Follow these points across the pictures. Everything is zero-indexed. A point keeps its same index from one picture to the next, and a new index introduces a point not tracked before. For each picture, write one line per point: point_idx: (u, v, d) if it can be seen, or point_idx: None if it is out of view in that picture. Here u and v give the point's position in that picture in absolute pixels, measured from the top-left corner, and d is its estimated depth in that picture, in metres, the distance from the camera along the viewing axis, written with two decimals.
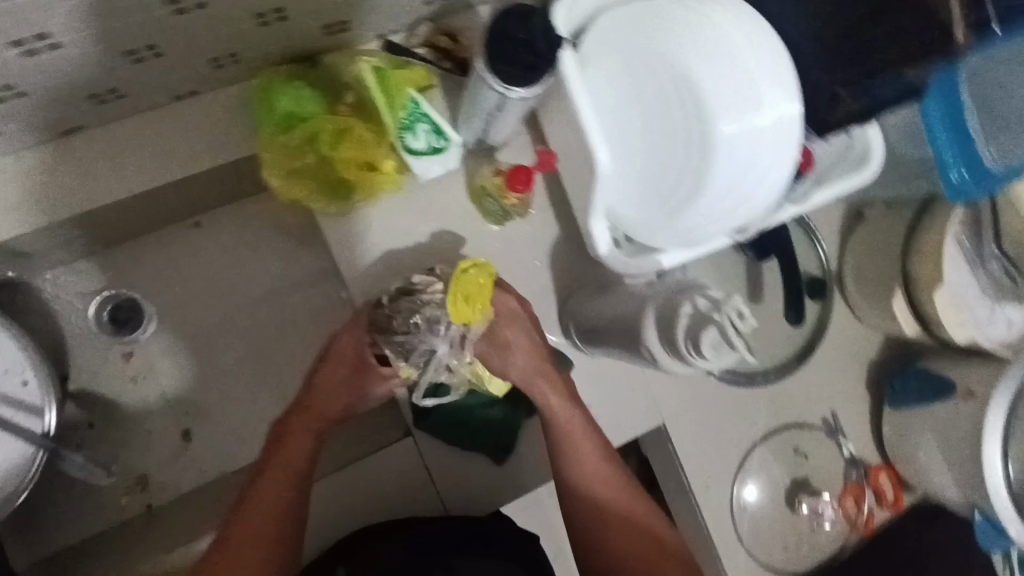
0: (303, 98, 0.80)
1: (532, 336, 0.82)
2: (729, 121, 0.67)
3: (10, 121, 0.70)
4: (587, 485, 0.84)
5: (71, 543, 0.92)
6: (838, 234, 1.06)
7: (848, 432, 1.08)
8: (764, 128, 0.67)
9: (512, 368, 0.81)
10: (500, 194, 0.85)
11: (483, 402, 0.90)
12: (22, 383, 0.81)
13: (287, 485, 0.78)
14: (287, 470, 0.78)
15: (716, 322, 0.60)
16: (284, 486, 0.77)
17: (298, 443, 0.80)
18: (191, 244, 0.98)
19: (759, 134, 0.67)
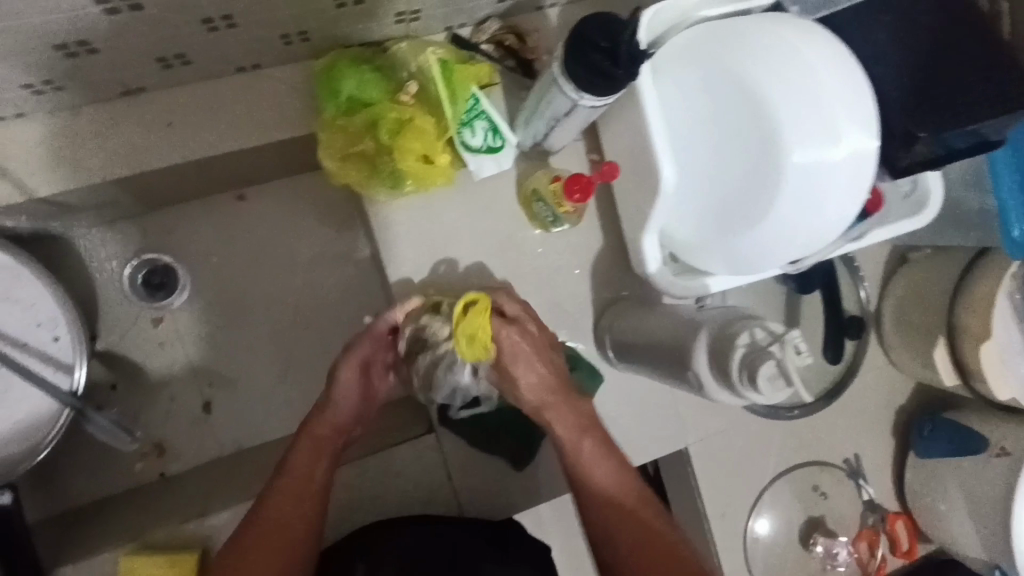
0: (367, 82, 0.79)
1: (545, 355, 0.72)
2: (803, 153, 0.63)
3: (78, 75, 0.70)
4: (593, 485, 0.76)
5: (82, 502, 0.91)
6: (881, 276, 1.05)
7: (870, 475, 1.06)
8: (839, 162, 0.65)
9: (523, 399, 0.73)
10: (555, 202, 0.83)
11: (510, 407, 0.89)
12: (53, 338, 0.81)
13: (302, 499, 0.72)
14: (303, 480, 0.73)
15: (774, 356, 0.59)
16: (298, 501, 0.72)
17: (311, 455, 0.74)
18: (233, 216, 0.98)
19: (832, 169, 0.65)
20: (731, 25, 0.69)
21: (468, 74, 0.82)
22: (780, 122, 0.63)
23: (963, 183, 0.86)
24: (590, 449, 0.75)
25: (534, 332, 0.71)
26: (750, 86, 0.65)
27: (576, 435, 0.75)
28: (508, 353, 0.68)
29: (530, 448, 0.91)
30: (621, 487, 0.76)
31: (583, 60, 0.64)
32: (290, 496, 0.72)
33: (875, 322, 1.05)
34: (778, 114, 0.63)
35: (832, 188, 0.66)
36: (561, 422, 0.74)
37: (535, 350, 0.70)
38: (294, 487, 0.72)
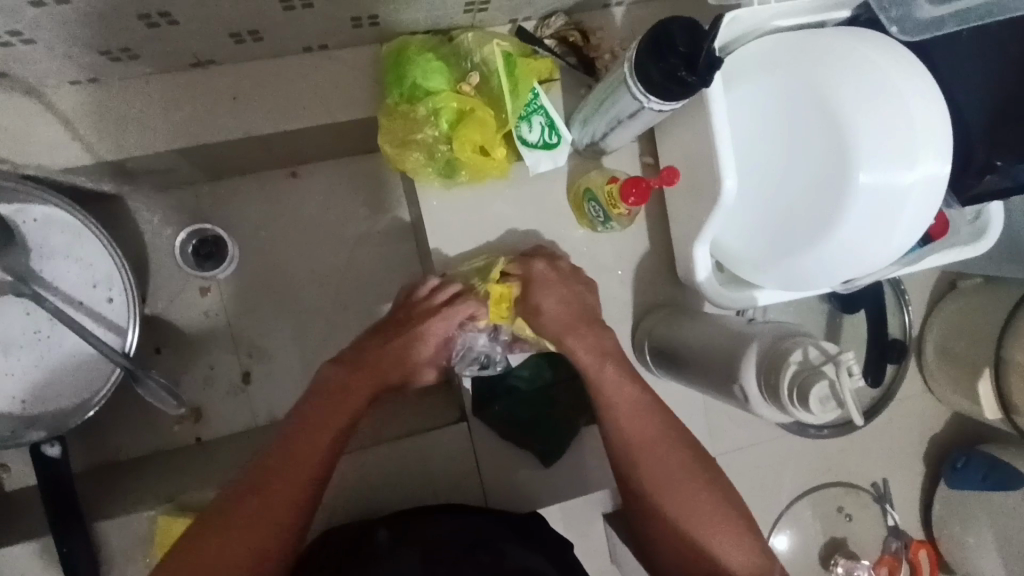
0: (432, 70, 0.80)
1: (567, 290, 0.79)
2: (871, 173, 0.63)
3: (154, 44, 0.71)
4: (618, 423, 0.77)
5: (121, 460, 0.94)
6: (926, 302, 1.04)
7: (896, 502, 1.05)
8: (912, 185, 0.64)
9: (548, 315, 0.78)
10: (608, 203, 0.80)
11: (546, 401, 0.90)
12: (107, 300, 0.84)
13: (320, 450, 0.72)
14: (324, 433, 0.73)
15: (828, 377, 0.57)
16: (324, 445, 0.73)
17: (353, 399, 0.76)
18: (284, 192, 1.00)
19: (902, 191, 0.64)
20: (807, 39, 0.69)
21: (530, 69, 0.82)
22: (854, 139, 0.63)
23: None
24: (613, 378, 0.78)
25: (564, 272, 0.80)
26: (828, 101, 0.64)
27: (597, 364, 0.78)
28: (539, 279, 0.78)
29: (561, 444, 0.91)
30: (648, 419, 0.77)
31: (658, 63, 0.64)
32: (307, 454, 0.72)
33: (916, 348, 1.04)
34: (851, 131, 0.63)
35: (900, 211, 0.65)
36: (580, 346, 0.78)
37: (554, 287, 0.78)
38: (309, 446, 0.72)
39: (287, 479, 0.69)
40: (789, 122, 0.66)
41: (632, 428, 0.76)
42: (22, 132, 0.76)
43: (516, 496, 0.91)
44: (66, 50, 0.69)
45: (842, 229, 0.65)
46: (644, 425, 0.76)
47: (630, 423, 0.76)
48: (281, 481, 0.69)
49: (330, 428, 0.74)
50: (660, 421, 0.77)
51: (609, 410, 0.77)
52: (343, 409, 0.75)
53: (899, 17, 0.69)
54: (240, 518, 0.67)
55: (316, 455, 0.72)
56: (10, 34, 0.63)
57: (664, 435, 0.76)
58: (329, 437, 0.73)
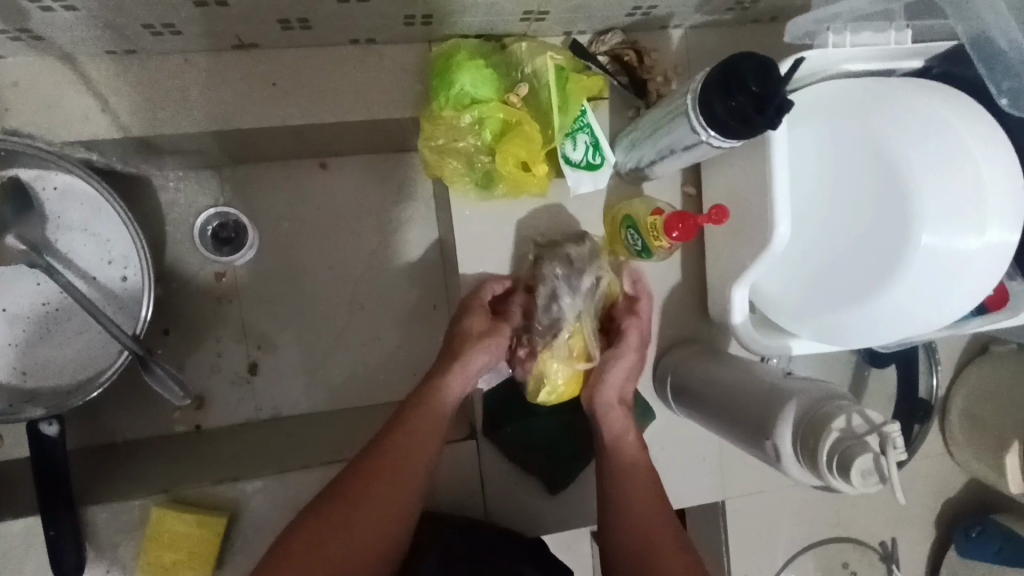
0: (481, 78, 0.76)
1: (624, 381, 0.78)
2: (932, 235, 0.60)
3: (199, 23, 0.68)
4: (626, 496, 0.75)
5: (118, 442, 0.91)
6: (955, 363, 1.01)
7: (903, 563, 1.02)
8: (974, 254, 0.62)
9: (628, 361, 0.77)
10: (650, 235, 0.77)
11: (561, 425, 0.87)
12: (121, 278, 0.81)
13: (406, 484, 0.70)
14: (410, 469, 0.70)
15: (872, 451, 0.54)
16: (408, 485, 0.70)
17: (425, 439, 0.72)
18: (311, 183, 0.97)
19: (967, 256, 0.62)
20: (878, 88, 0.66)
21: (582, 86, 0.79)
22: (922, 200, 0.60)
23: None
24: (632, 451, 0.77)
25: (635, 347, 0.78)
26: (896, 158, 0.61)
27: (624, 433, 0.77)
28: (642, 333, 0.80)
29: (569, 476, 0.87)
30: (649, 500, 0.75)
31: (726, 100, 0.61)
32: (392, 489, 0.69)
33: (940, 409, 1.01)
34: (920, 192, 0.60)
35: (961, 277, 0.63)
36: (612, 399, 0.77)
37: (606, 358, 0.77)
38: (389, 485, 0.69)
39: (372, 515, 0.68)
40: (853, 175, 0.63)
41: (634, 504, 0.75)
42: (52, 99, 0.73)
43: (519, 521, 0.88)
44: (108, 21, 0.66)
45: (897, 290, 0.62)
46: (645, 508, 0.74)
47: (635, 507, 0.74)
48: (366, 520, 0.68)
49: (414, 467, 0.71)
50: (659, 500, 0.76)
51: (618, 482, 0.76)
52: (418, 450, 0.72)
53: (1012, 89, 0.61)
54: (324, 552, 0.66)
55: (400, 495, 0.70)
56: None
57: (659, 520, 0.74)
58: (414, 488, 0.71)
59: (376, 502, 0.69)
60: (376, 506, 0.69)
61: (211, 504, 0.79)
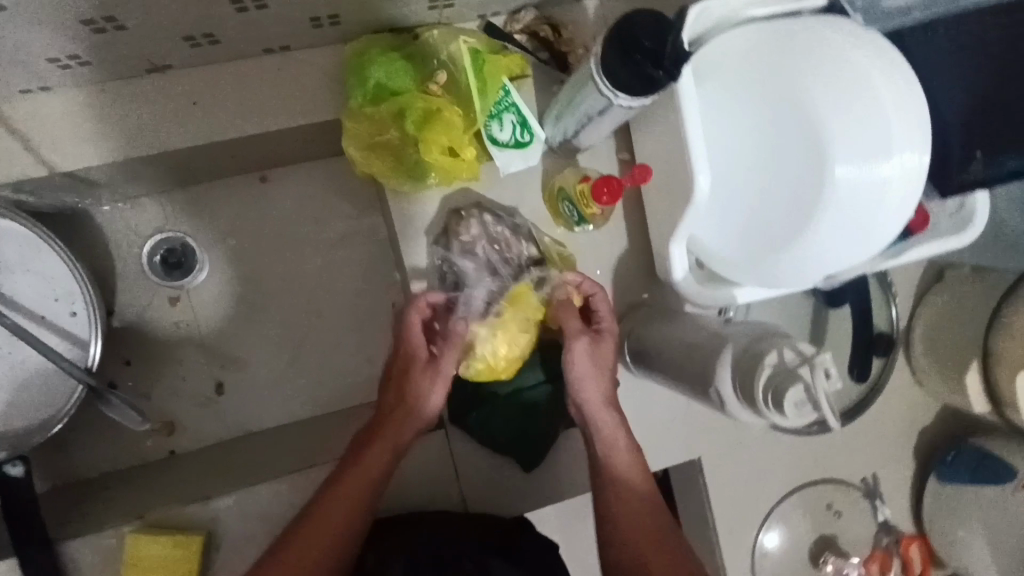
0: (397, 70, 0.77)
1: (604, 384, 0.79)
2: (846, 166, 0.62)
3: (104, 49, 0.68)
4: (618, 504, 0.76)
5: (92, 477, 0.91)
6: (913, 293, 1.02)
7: (886, 496, 1.03)
8: (889, 180, 0.63)
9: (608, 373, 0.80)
10: (581, 204, 0.78)
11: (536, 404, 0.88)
12: (70, 313, 0.81)
13: (355, 501, 0.72)
14: (357, 488, 0.72)
15: (803, 380, 0.55)
16: (355, 500, 0.72)
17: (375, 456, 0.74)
18: (255, 197, 0.97)
19: (882, 183, 0.63)
20: (782, 31, 0.67)
21: (500, 66, 0.80)
22: (832, 136, 0.61)
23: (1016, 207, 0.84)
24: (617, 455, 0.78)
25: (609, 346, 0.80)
26: (801, 96, 0.62)
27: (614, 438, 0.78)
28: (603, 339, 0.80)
29: (540, 450, 0.88)
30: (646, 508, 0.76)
31: (625, 61, 0.61)
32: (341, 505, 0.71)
33: (903, 341, 1.02)
34: (829, 129, 0.61)
35: (880, 204, 0.64)
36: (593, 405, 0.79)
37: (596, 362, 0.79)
38: (337, 500, 0.72)
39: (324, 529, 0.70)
40: (763, 118, 0.65)
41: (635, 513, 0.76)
42: None
43: (497, 504, 0.89)
44: (12, 59, 0.66)
45: (821, 225, 0.64)
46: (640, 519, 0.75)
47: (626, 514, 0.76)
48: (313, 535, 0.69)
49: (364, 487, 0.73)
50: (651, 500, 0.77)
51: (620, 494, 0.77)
52: (369, 469, 0.73)
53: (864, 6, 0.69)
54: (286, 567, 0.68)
55: (347, 512, 0.71)
56: None
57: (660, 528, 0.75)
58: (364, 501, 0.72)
59: (324, 517, 0.70)
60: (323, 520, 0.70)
61: (186, 524, 0.79)
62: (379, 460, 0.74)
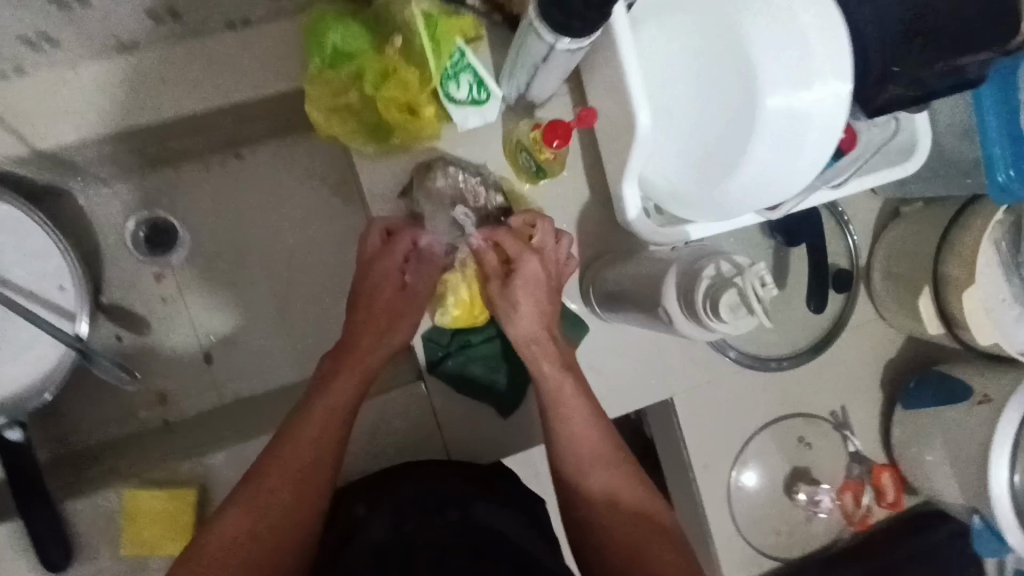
0: (352, 34, 0.82)
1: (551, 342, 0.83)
2: (773, 96, 0.66)
3: (70, 27, 0.72)
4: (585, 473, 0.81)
5: (89, 449, 0.95)
6: (872, 230, 1.06)
7: (856, 428, 1.07)
8: (815, 108, 0.67)
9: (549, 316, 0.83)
10: (536, 150, 0.83)
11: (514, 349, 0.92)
12: (58, 288, 0.85)
13: (319, 446, 0.77)
14: (317, 433, 0.77)
15: (738, 286, 0.60)
16: (318, 444, 0.77)
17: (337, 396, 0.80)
18: (231, 174, 1.01)
19: (809, 111, 0.67)
20: None
21: (452, 28, 0.83)
22: (758, 69, 0.66)
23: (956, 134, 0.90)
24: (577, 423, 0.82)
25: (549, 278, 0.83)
26: (729, 33, 0.67)
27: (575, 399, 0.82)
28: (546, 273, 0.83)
29: (516, 396, 0.92)
30: (602, 465, 0.81)
31: (558, 4, 0.65)
32: (303, 451, 0.76)
33: (864, 278, 1.06)
34: (755, 62, 0.66)
35: (808, 131, 0.68)
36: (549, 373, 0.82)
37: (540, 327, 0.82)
38: (299, 450, 0.76)
39: (288, 472, 0.75)
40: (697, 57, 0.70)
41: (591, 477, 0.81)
42: None
43: (477, 450, 0.93)
44: None
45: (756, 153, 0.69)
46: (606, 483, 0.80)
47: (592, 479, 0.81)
48: (278, 483, 0.74)
49: (324, 436, 0.77)
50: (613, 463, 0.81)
51: (578, 459, 0.81)
52: (329, 414, 0.79)
53: None
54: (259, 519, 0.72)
55: (310, 456, 0.76)
56: None
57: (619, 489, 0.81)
58: (326, 444, 0.77)
59: (288, 463, 0.76)
60: (288, 468, 0.75)
61: (179, 481, 0.84)
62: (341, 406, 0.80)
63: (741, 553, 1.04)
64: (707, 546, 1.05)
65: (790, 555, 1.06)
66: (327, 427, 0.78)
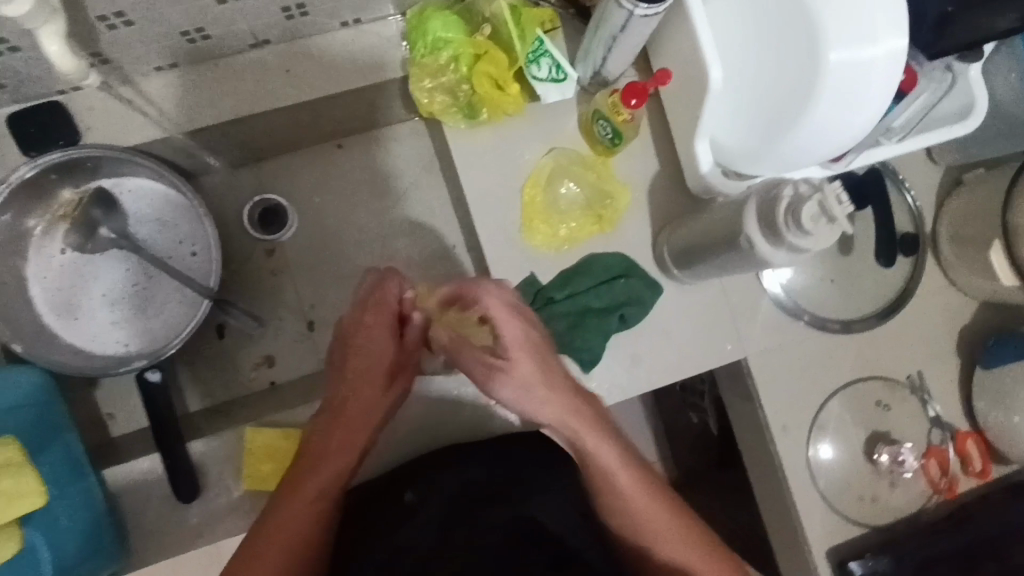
0: (450, 23, 0.93)
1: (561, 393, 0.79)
2: (836, 50, 0.73)
3: (222, 23, 0.86)
4: (633, 517, 0.80)
5: (207, 406, 1.05)
6: (936, 198, 1.09)
7: (935, 394, 1.07)
8: (876, 61, 0.74)
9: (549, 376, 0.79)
10: (614, 113, 0.91)
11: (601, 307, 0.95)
12: (191, 253, 0.98)
13: (307, 509, 0.77)
14: (306, 497, 0.78)
15: (817, 199, 0.65)
16: (310, 505, 0.77)
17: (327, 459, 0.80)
18: (333, 162, 1.13)
19: (869, 63, 0.74)
20: None
21: (532, 17, 0.93)
22: (822, 26, 0.73)
23: (1014, 96, 0.95)
24: (608, 464, 0.80)
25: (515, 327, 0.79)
26: None
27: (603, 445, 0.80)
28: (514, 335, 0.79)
29: (597, 353, 0.96)
30: (648, 512, 0.79)
31: None
32: (285, 520, 0.76)
33: (931, 245, 1.08)
34: (819, 20, 0.73)
35: (868, 83, 0.75)
36: (579, 424, 0.80)
37: (544, 383, 0.78)
38: (287, 519, 0.76)
39: (275, 536, 0.75)
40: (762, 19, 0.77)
41: (647, 526, 0.79)
42: (121, 114, 0.92)
43: None
44: (156, 36, 0.84)
45: (820, 103, 0.76)
46: (662, 527, 0.79)
47: (643, 525, 0.79)
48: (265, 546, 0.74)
49: (308, 498, 0.77)
50: (662, 504, 0.81)
51: (625, 512, 0.80)
52: (310, 478, 0.79)
53: None
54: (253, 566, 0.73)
55: (295, 523, 0.75)
56: (115, 16, 0.77)
57: (671, 527, 0.79)
58: (308, 503, 0.77)
59: (279, 528, 0.75)
60: (276, 535, 0.75)
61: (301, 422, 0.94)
62: (326, 470, 0.80)
63: (823, 518, 1.03)
64: (787, 511, 1.05)
65: (873, 522, 1.05)
66: (317, 495, 0.78)
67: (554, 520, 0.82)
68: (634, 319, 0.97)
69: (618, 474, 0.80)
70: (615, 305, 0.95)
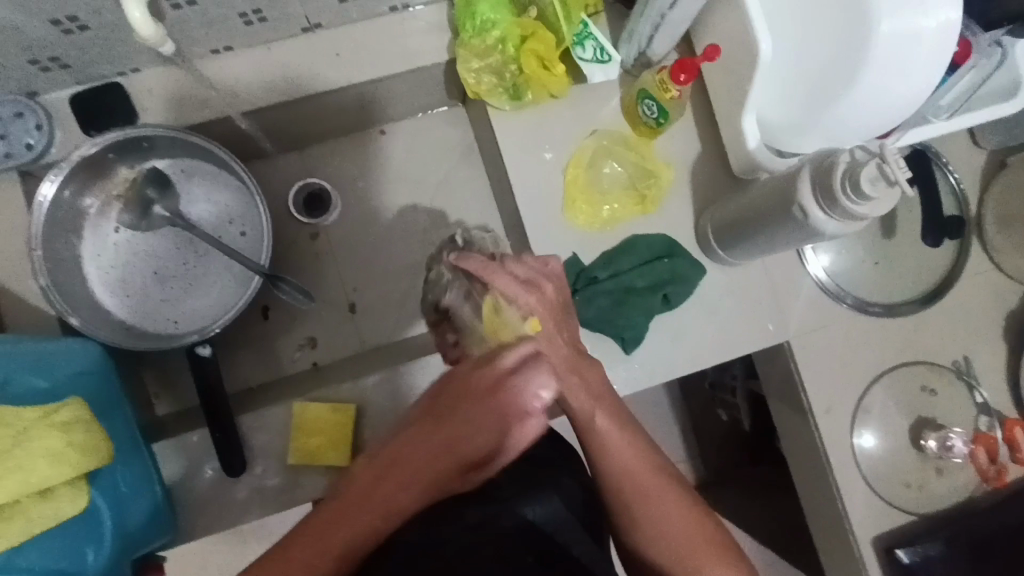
0: (497, 4, 0.95)
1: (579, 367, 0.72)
2: (886, 21, 0.73)
3: (279, 6, 0.88)
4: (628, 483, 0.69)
5: (250, 386, 1.06)
6: (981, 182, 1.08)
7: (982, 379, 1.05)
8: (928, 33, 0.73)
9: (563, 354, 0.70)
10: (661, 91, 0.92)
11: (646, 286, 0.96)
12: (241, 233, 1.01)
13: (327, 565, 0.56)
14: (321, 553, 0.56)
15: (875, 163, 0.66)
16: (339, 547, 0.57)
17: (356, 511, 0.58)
18: (375, 148, 1.15)
19: (919, 36, 0.74)
20: None
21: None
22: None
23: None
24: (604, 421, 0.70)
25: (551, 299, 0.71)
26: None
27: (591, 406, 0.71)
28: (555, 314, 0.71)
29: (640, 333, 0.96)
30: (651, 490, 0.69)
31: None
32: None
33: (977, 229, 1.07)
34: None
35: (916, 56, 0.75)
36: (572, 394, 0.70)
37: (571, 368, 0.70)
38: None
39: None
40: None
41: (643, 501, 0.69)
42: (178, 95, 0.94)
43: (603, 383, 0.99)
44: (217, 19, 0.87)
45: (870, 76, 0.76)
46: (662, 505, 0.68)
47: (642, 500, 0.69)
48: None
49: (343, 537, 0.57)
50: (661, 477, 0.70)
51: (624, 485, 0.69)
52: (324, 536, 0.57)
53: None
54: None
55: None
56: None
57: (671, 510, 0.69)
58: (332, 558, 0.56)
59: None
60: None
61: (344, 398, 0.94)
62: (355, 524, 0.58)
63: (870, 506, 1.01)
64: (832, 499, 1.03)
65: (923, 512, 1.01)
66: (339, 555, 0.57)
67: (554, 524, 0.65)
68: (679, 299, 0.97)
69: (618, 437, 0.70)
70: (659, 284, 0.96)
